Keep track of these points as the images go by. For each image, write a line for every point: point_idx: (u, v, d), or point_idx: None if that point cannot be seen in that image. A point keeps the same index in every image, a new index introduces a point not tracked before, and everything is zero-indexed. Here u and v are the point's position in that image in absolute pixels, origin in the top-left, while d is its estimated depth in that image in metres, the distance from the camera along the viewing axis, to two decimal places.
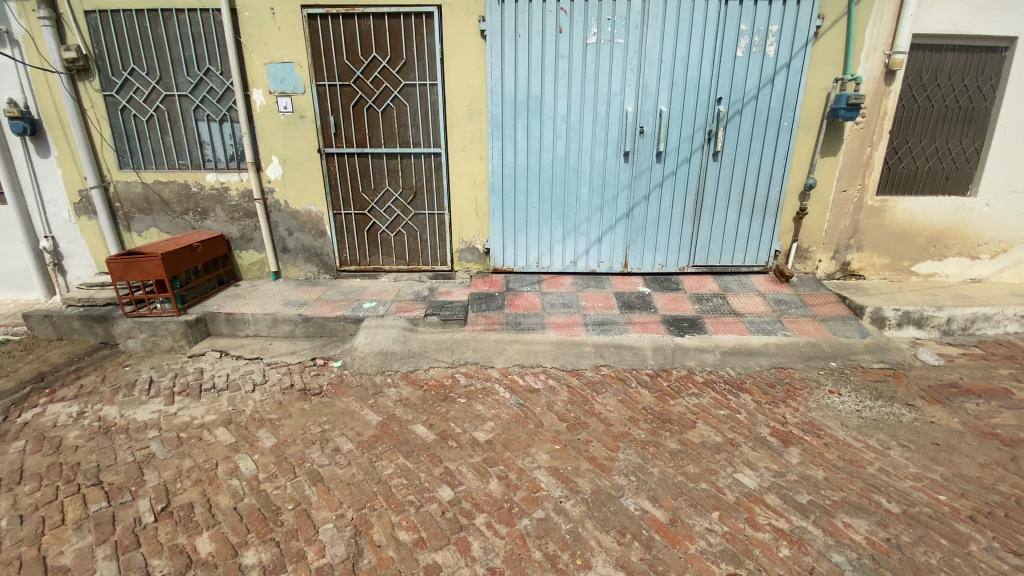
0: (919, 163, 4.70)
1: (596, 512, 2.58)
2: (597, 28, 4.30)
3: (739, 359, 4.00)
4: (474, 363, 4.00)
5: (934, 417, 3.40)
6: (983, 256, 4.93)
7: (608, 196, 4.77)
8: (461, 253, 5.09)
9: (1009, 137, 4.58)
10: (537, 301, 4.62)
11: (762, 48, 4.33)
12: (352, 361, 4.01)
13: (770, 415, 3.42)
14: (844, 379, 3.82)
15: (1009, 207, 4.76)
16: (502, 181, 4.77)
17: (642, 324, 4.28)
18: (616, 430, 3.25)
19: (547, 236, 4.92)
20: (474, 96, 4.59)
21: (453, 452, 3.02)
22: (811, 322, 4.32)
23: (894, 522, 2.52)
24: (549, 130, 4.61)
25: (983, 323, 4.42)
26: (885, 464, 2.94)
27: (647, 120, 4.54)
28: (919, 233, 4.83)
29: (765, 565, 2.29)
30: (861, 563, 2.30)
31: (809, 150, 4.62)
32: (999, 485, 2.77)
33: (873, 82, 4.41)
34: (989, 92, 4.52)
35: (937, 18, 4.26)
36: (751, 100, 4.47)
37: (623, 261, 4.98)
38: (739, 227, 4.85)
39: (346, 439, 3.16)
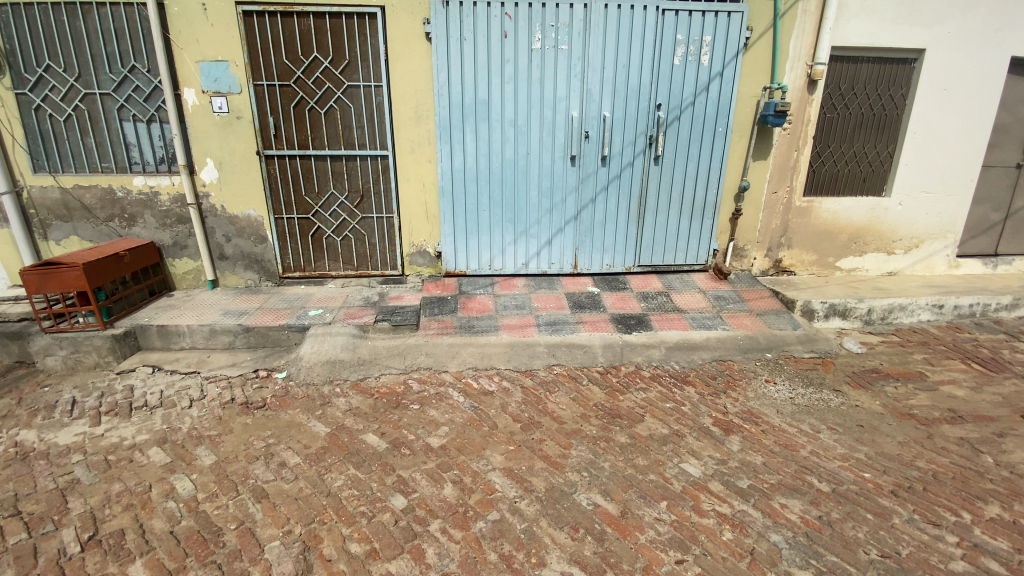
0: (840, 165, 5.07)
1: (550, 509, 2.61)
2: (541, 34, 4.38)
3: (683, 353, 4.17)
4: (426, 368, 3.95)
5: (858, 400, 3.68)
6: (898, 251, 5.37)
7: (557, 199, 4.86)
8: (412, 257, 5.02)
9: (917, 142, 5.01)
10: (490, 303, 4.63)
11: (697, 57, 4.55)
12: (297, 371, 3.85)
13: (712, 405, 3.59)
14: (778, 368, 4.07)
15: (918, 206, 5.22)
16: (452, 184, 4.76)
17: (593, 323, 4.37)
18: (569, 427, 3.31)
19: (499, 239, 4.95)
20: (421, 98, 4.54)
21: (407, 460, 2.97)
22: (748, 317, 4.55)
23: (824, 501, 2.70)
24: (497, 134, 4.64)
25: (899, 312, 4.82)
26: (816, 447, 3.15)
27: (592, 125, 4.66)
28: (842, 231, 5.21)
29: (709, 549, 2.40)
30: (797, 540, 2.46)
31: (742, 154, 4.90)
32: (916, 461, 3.03)
33: (797, 90, 4.72)
34: (900, 100, 4.93)
35: (853, 32, 4.62)
36: (689, 106, 4.68)
37: (572, 262, 5.08)
38: (680, 228, 5.05)
39: (293, 452, 3.04)
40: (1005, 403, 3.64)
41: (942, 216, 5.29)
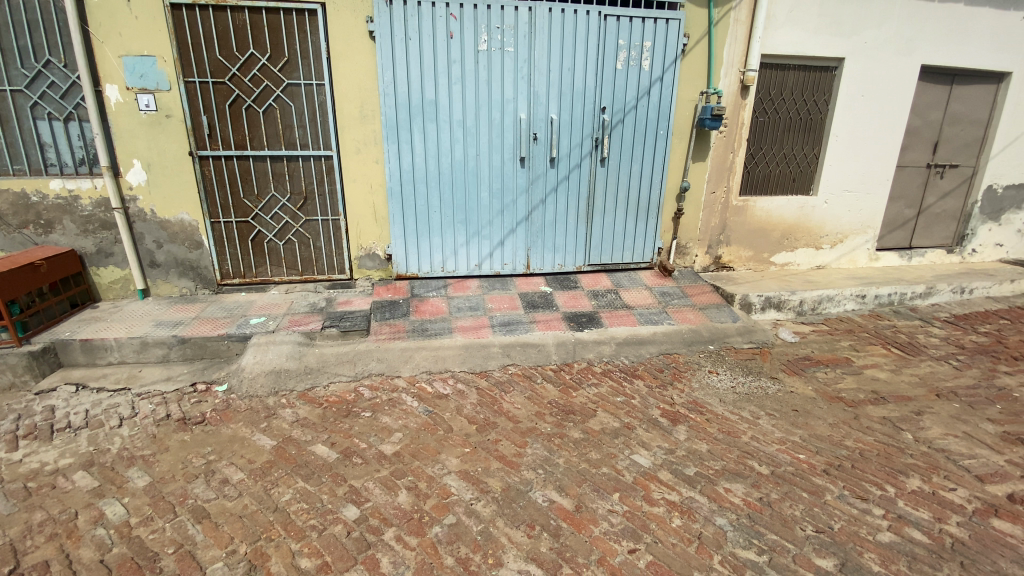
0: (772, 166, 5.37)
1: (505, 509, 2.62)
2: (486, 36, 4.39)
3: (632, 348, 4.30)
4: (378, 374, 3.87)
5: (793, 386, 3.93)
6: (825, 246, 5.76)
7: (507, 200, 4.88)
8: (361, 260, 4.91)
9: (840, 145, 5.39)
10: (443, 306, 4.60)
11: (639, 62, 4.70)
12: (238, 383, 3.67)
13: (660, 397, 3.72)
14: (720, 359, 4.27)
15: (842, 204, 5.62)
16: (401, 185, 4.67)
17: (546, 322, 4.42)
18: (524, 426, 3.34)
19: (450, 241, 4.91)
20: (366, 98, 4.45)
21: (358, 470, 2.89)
22: (692, 311, 4.75)
23: (764, 483, 2.86)
24: (446, 135, 4.60)
25: (828, 303, 5.18)
26: (755, 432, 3.34)
27: (540, 127, 4.72)
28: (775, 228, 5.53)
29: (660, 537, 2.49)
30: (740, 522, 2.59)
31: (682, 156, 5.11)
32: (844, 441, 3.27)
33: (731, 95, 4.98)
34: (823, 106, 5.29)
35: (780, 41, 4.91)
36: (632, 110, 4.82)
37: (525, 262, 5.12)
38: (627, 227, 5.20)
39: (236, 468, 2.90)
40: (920, 383, 3.99)
41: (863, 213, 5.73)
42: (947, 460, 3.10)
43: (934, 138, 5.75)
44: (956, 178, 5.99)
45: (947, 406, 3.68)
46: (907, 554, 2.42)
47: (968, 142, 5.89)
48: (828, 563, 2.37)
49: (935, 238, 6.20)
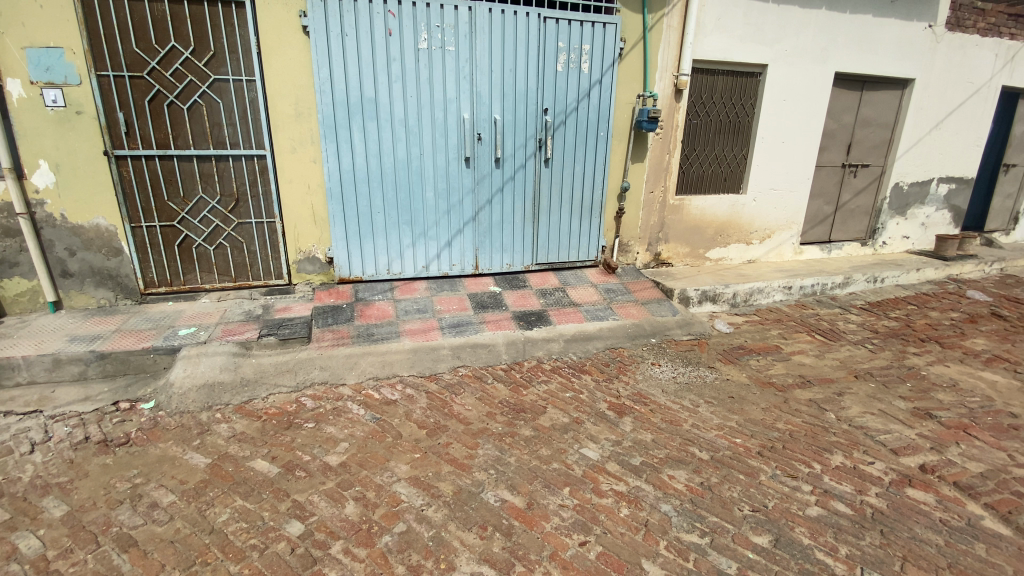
0: (706, 166, 5.65)
1: (457, 512, 2.61)
2: (427, 35, 4.34)
3: (579, 344, 4.40)
4: (321, 383, 3.72)
5: (729, 374, 4.16)
6: (755, 241, 6.13)
7: (454, 200, 4.84)
8: (300, 264, 4.72)
9: (765, 146, 5.74)
10: (389, 309, 4.50)
11: (578, 65, 4.80)
12: (167, 399, 3.42)
13: (607, 391, 3.83)
14: (661, 352, 4.45)
15: (769, 202, 5.99)
16: (341, 186, 4.52)
17: (495, 322, 4.44)
18: (475, 427, 3.33)
19: (396, 242, 4.82)
20: (302, 95, 4.28)
21: (302, 483, 2.78)
22: (635, 306, 4.92)
23: (705, 468, 3.01)
24: (387, 134, 4.50)
25: (758, 294, 5.52)
26: (696, 420, 3.50)
27: (483, 127, 4.72)
28: (709, 225, 5.82)
29: (609, 527, 2.56)
30: (683, 507, 2.71)
31: (622, 157, 5.27)
32: (776, 423, 3.50)
33: (666, 99, 5.18)
34: (749, 109, 5.63)
35: (710, 47, 5.17)
36: (573, 112, 4.92)
37: (473, 263, 5.10)
38: (572, 227, 5.31)
39: (166, 490, 2.71)
40: (841, 366, 4.33)
41: (788, 210, 6.14)
42: (865, 436, 3.39)
43: (848, 140, 6.25)
44: (867, 177, 6.54)
45: (864, 386, 4.02)
46: (833, 526, 2.62)
47: (878, 144, 6.44)
48: (764, 540, 2.53)
49: (851, 232, 6.74)
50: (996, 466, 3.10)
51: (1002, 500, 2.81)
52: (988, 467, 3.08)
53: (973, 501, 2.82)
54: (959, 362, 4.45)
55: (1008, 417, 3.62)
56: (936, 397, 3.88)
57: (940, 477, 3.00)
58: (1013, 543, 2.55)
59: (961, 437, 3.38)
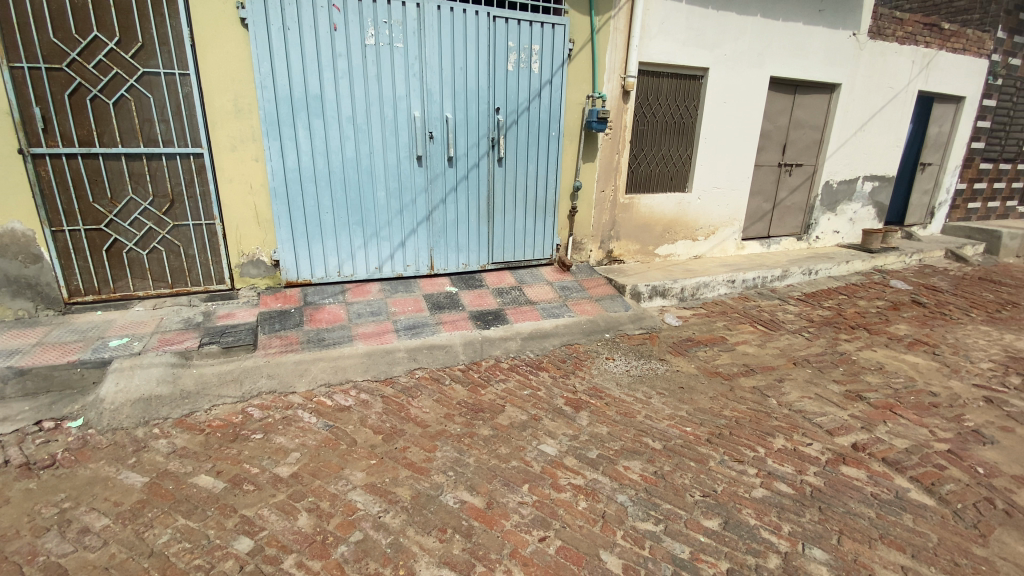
0: (653, 166, 5.83)
1: (416, 517, 2.57)
2: (374, 31, 4.24)
3: (536, 342, 4.44)
4: (269, 393, 3.58)
5: (679, 365, 4.32)
6: (701, 238, 6.38)
7: (406, 200, 4.76)
8: (243, 268, 4.51)
9: (709, 146, 5.99)
10: (341, 312, 4.38)
11: (528, 65, 4.83)
12: (97, 416, 3.18)
13: (563, 386, 3.89)
14: (615, 346, 4.57)
15: (712, 200, 6.26)
16: (287, 185, 4.36)
17: (452, 323, 4.41)
18: (433, 429, 3.29)
19: (346, 243, 4.68)
20: (241, 91, 4.09)
21: (251, 497, 2.66)
22: (589, 303, 5.02)
23: (658, 457, 3.12)
24: (334, 132, 4.37)
25: (705, 288, 5.75)
26: (648, 411, 3.62)
27: (435, 126, 4.66)
28: (657, 223, 6.01)
29: (568, 521, 2.60)
30: (638, 497, 2.79)
31: (574, 157, 5.36)
32: (723, 411, 3.67)
33: (614, 100, 5.31)
34: (692, 111, 5.85)
35: (655, 50, 5.33)
36: (524, 111, 4.95)
37: (428, 263, 5.04)
38: (527, 225, 5.34)
39: (99, 514, 2.52)
40: (781, 354, 4.59)
41: (730, 207, 6.43)
42: (804, 419, 3.61)
43: (783, 141, 6.62)
44: (801, 175, 6.95)
45: (802, 372, 4.28)
46: (776, 506, 2.77)
47: (810, 144, 6.86)
48: (714, 523, 2.64)
49: (788, 227, 7.15)
50: (919, 441, 3.37)
51: (925, 473, 3.06)
52: (912, 443, 3.35)
53: (900, 475, 3.06)
54: (885, 346, 4.82)
55: (928, 396, 3.95)
56: (865, 379, 4.19)
57: (871, 454, 3.24)
58: (936, 511, 2.77)
59: (888, 416, 3.66)
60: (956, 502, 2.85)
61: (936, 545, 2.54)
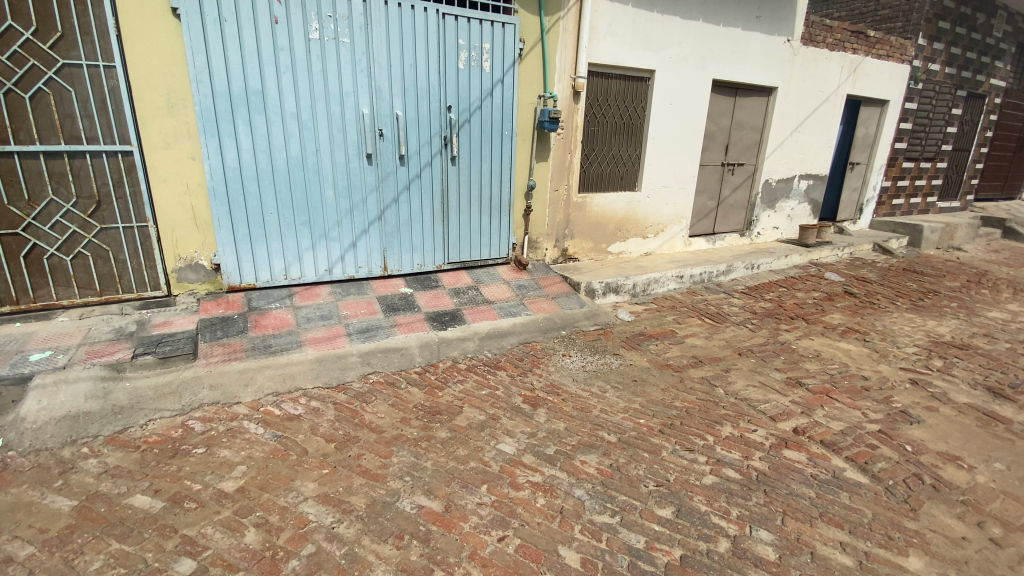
0: (604, 165, 5.95)
1: (371, 525, 2.51)
2: (318, 24, 4.10)
3: (494, 341, 4.44)
4: (212, 404, 3.40)
5: (632, 359, 4.43)
6: (651, 235, 6.57)
7: (356, 199, 4.63)
8: (180, 273, 4.26)
9: (656, 146, 6.17)
10: (288, 317, 4.21)
11: (479, 63, 4.81)
12: (16, 437, 2.91)
13: (521, 384, 3.91)
14: (571, 343, 4.64)
15: (661, 198, 6.46)
16: (227, 185, 4.15)
17: (407, 325, 4.33)
18: (388, 435, 3.22)
19: (294, 245, 4.51)
20: (175, 85, 3.86)
21: (193, 515, 2.52)
22: (546, 301, 5.06)
23: (613, 450, 3.18)
24: (278, 129, 4.20)
25: (655, 284, 5.93)
26: (604, 405, 3.69)
27: (385, 123, 4.56)
28: (609, 221, 6.14)
29: (527, 519, 2.62)
30: (595, 490, 2.84)
31: (527, 156, 5.38)
32: (674, 402, 3.79)
33: (565, 100, 5.37)
34: (641, 112, 6.01)
35: (603, 51, 5.44)
36: (477, 110, 4.93)
37: (381, 264, 4.93)
38: (482, 225, 5.32)
39: (21, 543, 2.31)
40: (727, 345, 4.80)
41: (678, 205, 6.65)
42: (749, 406, 3.78)
43: (726, 141, 6.92)
44: (743, 174, 7.28)
45: (746, 361, 4.49)
46: (725, 491, 2.89)
47: (750, 145, 7.19)
48: (668, 512, 2.72)
49: (731, 224, 7.47)
50: (852, 423, 3.61)
51: (859, 453, 3.28)
52: (846, 425, 3.58)
53: (836, 455, 3.26)
54: (821, 334, 5.13)
55: (860, 380, 4.24)
56: (804, 366, 4.44)
57: (810, 437, 3.44)
58: (869, 488, 2.97)
59: (825, 400, 3.89)
60: (887, 478, 3.06)
61: (870, 520, 2.72)
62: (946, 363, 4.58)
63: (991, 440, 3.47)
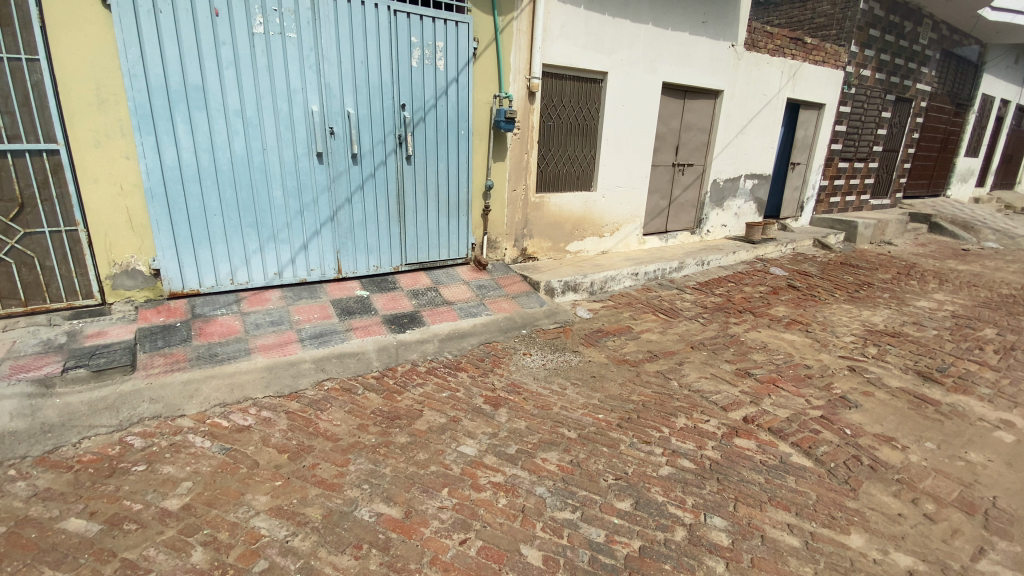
0: (561, 165, 6.02)
1: (328, 536, 2.44)
2: (262, 18, 3.95)
3: (454, 342, 4.41)
4: (153, 419, 3.22)
5: (590, 355, 4.51)
6: (607, 234, 6.70)
7: (307, 200, 4.49)
8: (115, 279, 4.00)
9: (611, 147, 6.29)
10: (236, 324, 4.04)
11: (433, 62, 4.76)
12: None
13: (482, 385, 3.90)
14: (532, 342, 4.67)
15: (616, 198, 6.60)
16: (165, 185, 3.93)
17: (363, 328, 4.24)
18: (345, 442, 3.14)
19: (240, 248, 4.33)
20: (106, 80, 3.62)
21: (134, 537, 2.37)
22: (506, 300, 5.07)
23: (574, 446, 3.23)
24: (221, 127, 4.01)
25: (612, 282, 6.05)
26: (564, 402, 3.74)
27: (336, 121, 4.44)
28: (567, 221, 6.22)
29: (488, 520, 2.61)
30: (556, 487, 2.87)
31: (484, 156, 5.37)
32: (631, 396, 3.89)
33: (521, 100, 5.39)
34: (595, 113, 6.12)
35: (557, 53, 5.49)
36: (431, 109, 4.87)
37: (335, 267, 4.80)
38: (439, 225, 5.27)
39: None
40: (680, 339, 4.96)
41: (632, 205, 6.81)
42: (701, 397, 3.93)
43: (676, 142, 7.14)
44: (693, 174, 7.54)
45: (699, 354, 4.66)
46: (681, 481, 2.99)
47: (699, 146, 7.46)
48: (626, 504, 2.78)
49: (683, 223, 7.73)
50: (797, 410, 3.81)
51: (804, 438, 3.46)
52: (792, 412, 3.77)
53: (782, 441, 3.43)
54: (767, 326, 5.38)
55: (803, 368, 4.48)
56: (752, 357, 4.65)
57: (759, 425, 3.60)
58: (813, 471, 3.14)
59: (771, 389, 4.09)
60: (829, 461, 3.24)
61: (814, 502, 2.88)
62: (880, 350, 4.91)
63: (922, 422, 3.74)
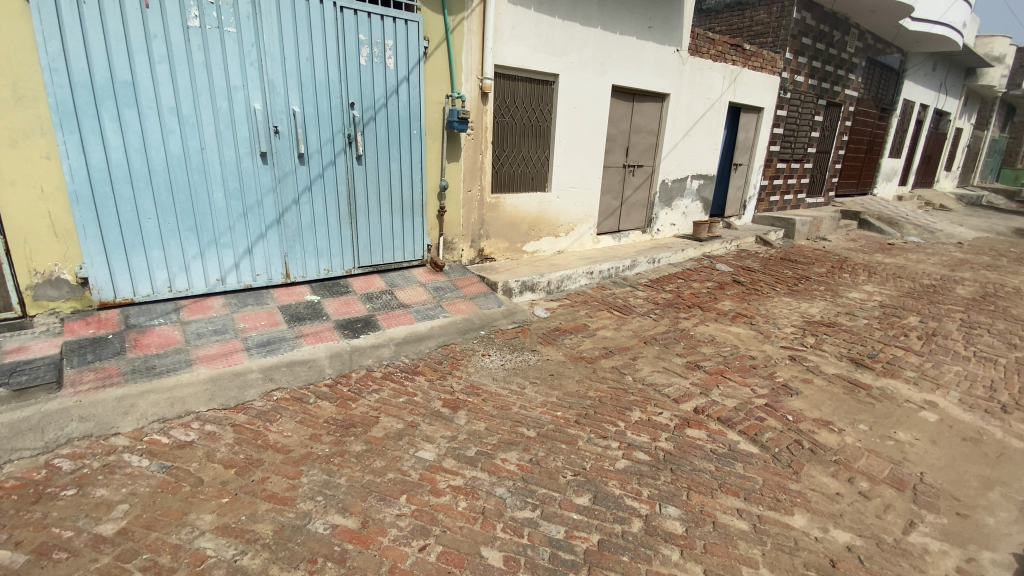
0: (515, 166, 6.05)
1: (280, 552, 2.35)
2: (198, 11, 3.75)
3: (411, 346, 4.35)
4: (83, 438, 2.99)
5: (548, 354, 4.56)
6: (563, 234, 6.80)
7: (251, 202, 4.30)
8: (36, 290, 3.69)
9: (563, 147, 6.38)
10: (175, 334, 3.82)
11: (383, 60, 4.67)
12: None
13: (440, 388, 3.87)
14: (490, 342, 4.67)
15: (571, 198, 6.71)
16: (92, 188, 3.67)
17: (315, 335, 4.11)
18: (296, 454, 3.03)
19: (179, 253, 4.09)
20: (23, 74, 3.34)
21: (62, 568, 2.19)
22: (464, 302, 5.05)
23: (533, 444, 3.25)
24: (154, 125, 3.78)
25: (568, 281, 6.13)
26: (523, 401, 3.76)
27: (280, 120, 4.28)
28: (523, 221, 6.25)
29: (448, 525, 2.59)
30: (516, 487, 2.88)
31: (437, 156, 5.32)
32: (588, 392, 3.96)
33: (473, 100, 5.37)
34: (547, 114, 6.18)
35: (509, 54, 5.52)
36: (382, 108, 4.78)
37: (283, 271, 4.62)
38: (393, 226, 5.18)
39: None
40: (634, 335, 5.09)
41: (586, 205, 6.94)
42: (654, 391, 4.05)
43: (626, 144, 7.33)
44: (644, 174, 7.77)
45: (652, 349, 4.80)
46: (636, 473, 3.07)
47: (649, 147, 7.69)
48: (585, 499, 2.83)
49: (635, 222, 7.94)
50: (744, 399, 3.99)
51: (750, 425, 3.64)
52: (739, 401, 3.95)
53: (731, 430, 3.59)
54: (715, 320, 5.62)
55: (749, 359, 4.71)
56: (701, 350, 4.84)
57: (709, 415, 3.75)
58: (759, 457, 3.31)
59: (719, 380, 4.27)
60: (774, 446, 3.42)
61: (760, 486, 3.03)
62: (818, 340, 5.22)
63: (856, 405, 4.01)
